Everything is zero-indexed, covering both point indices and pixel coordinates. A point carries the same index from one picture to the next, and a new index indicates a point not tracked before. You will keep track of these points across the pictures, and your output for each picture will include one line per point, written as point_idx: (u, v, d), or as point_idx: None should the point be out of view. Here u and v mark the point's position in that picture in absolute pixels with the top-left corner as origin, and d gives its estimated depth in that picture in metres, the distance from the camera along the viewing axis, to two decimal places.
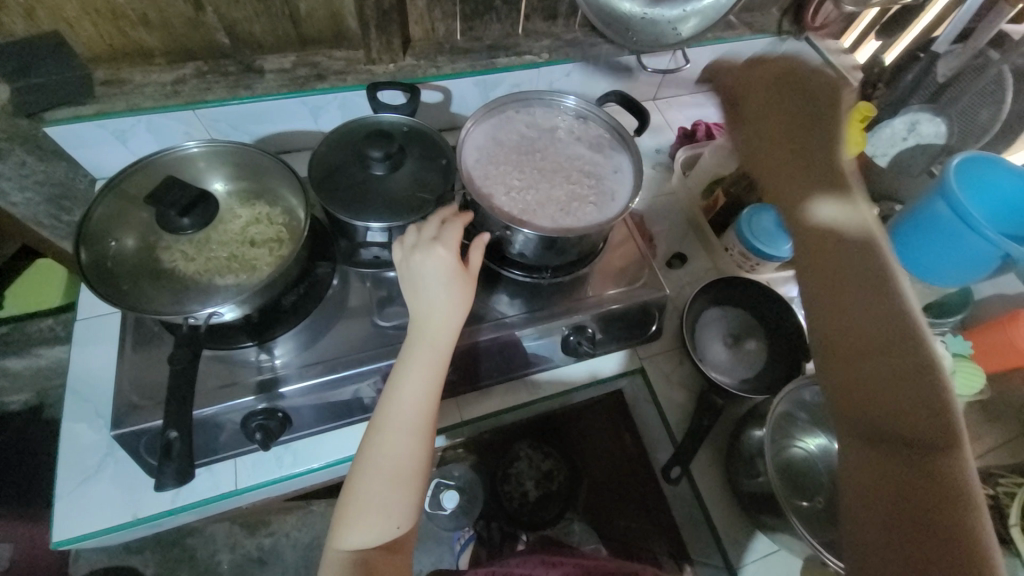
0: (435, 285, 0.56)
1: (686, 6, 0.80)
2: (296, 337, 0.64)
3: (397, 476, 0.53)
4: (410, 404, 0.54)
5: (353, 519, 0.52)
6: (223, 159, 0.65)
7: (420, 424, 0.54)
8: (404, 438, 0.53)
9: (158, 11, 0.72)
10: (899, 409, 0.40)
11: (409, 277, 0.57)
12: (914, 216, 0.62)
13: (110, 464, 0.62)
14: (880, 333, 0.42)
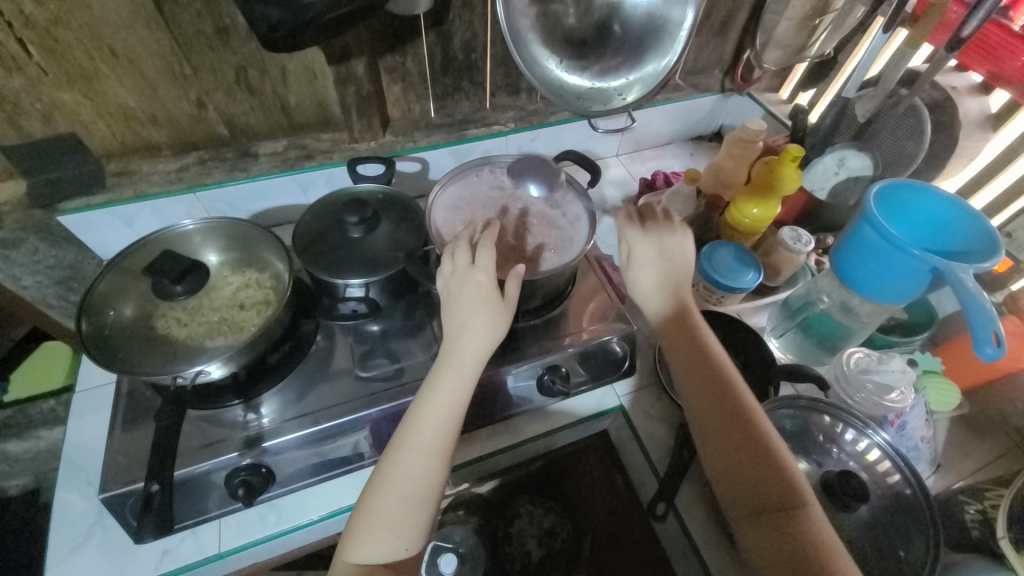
0: (469, 314, 0.60)
1: (629, 75, 0.91)
2: (282, 394, 0.67)
3: (412, 498, 0.54)
4: (434, 428, 0.56)
5: (365, 531, 0.53)
6: (216, 233, 0.71)
7: (440, 448, 0.56)
8: (423, 460, 0.55)
9: (165, 111, 0.83)
10: (764, 489, 0.54)
11: (447, 296, 0.61)
12: (852, 238, 0.68)
13: (98, 531, 0.62)
14: (736, 430, 0.57)
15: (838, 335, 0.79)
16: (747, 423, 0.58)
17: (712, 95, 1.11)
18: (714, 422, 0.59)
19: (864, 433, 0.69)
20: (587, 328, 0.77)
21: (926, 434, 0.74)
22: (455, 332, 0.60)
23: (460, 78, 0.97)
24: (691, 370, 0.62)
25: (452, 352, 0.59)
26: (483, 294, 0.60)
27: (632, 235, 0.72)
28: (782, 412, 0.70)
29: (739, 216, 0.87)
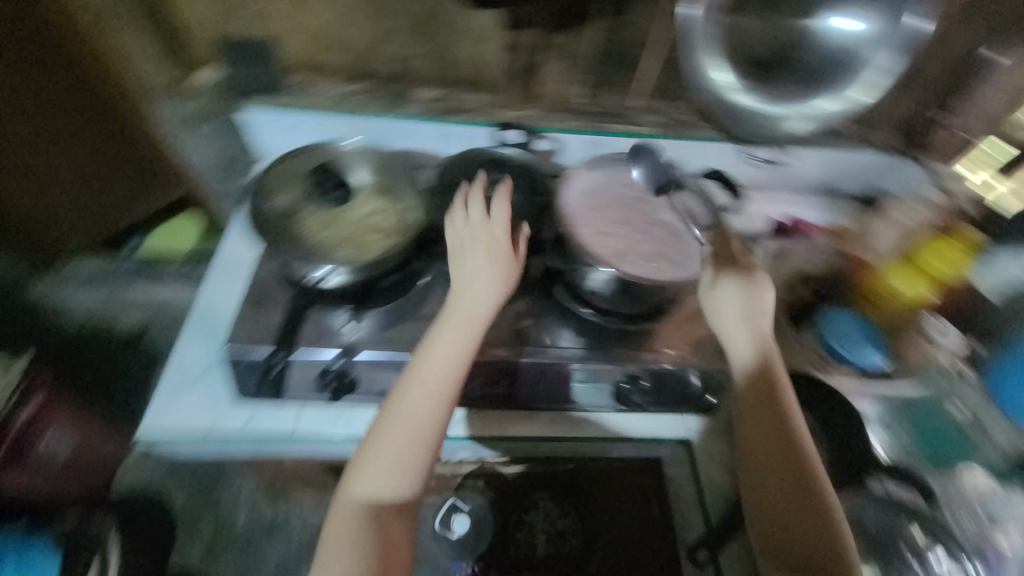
0: (480, 270, 0.64)
1: (795, 106, 0.84)
2: (379, 316, 0.72)
3: (415, 440, 0.57)
4: (435, 368, 0.59)
5: (366, 465, 0.56)
6: (369, 159, 0.78)
7: (446, 390, 0.59)
8: (422, 397, 0.58)
9: (351, 38, 0.91)
10: (809, 548, 0.57)
11: (455, 250, 0.66)
12: (1000, 365, 0.75)
13: (205, 380, 0.71)
14: (793, 494, 0.60)
15: (958, 452, 0.74)
16: (812, 505, 0.59)
17: (883, 154, 1.01)
18: (776, 494, 0.61)
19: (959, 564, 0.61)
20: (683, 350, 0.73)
21: None
22: (462, 283, 0.64)
23: (619, 71, 0.96)
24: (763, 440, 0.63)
25: (460, 304, 0.63)
26: (494, 246, 0.66)
27: (734, 300, 0.70)
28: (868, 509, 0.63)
29: (893, 294, 0.81)
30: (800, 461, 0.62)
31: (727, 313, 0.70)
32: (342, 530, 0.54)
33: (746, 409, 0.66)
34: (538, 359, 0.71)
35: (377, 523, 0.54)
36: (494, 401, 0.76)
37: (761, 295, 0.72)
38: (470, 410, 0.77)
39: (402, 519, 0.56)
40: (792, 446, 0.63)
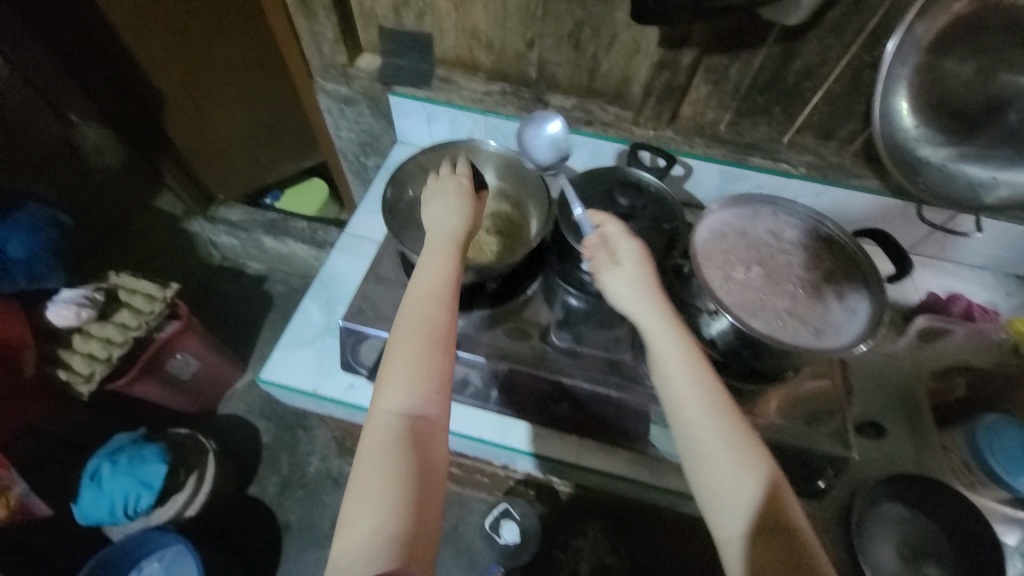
0: (446, 202, 0.68)
1: (1001, 173, 0.75)
2: (483, 318, 0.74)
3: (419, 354, 0.56)
4: (426, 287, 0.60)
5: (382, 385, 0.55)
6: (500, 164, 0.81)
7: (438, 301, 0.59)
8: (425, 309, 0.59)
9: (501, 41, 0.93)
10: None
11: (428, 200, 0.69)
12: None
13: (318, 342, 0.78)
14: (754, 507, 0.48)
15: None
16: (778, 516, 0.48)
17: None
18: (736, 512, 0.48)
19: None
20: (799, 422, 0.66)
21: None
22: (435, 220, 0.67)
23: (775, 102, 0.88)
24: (721, 444, 0.50)
25: (441, 233, 0.65)
26: (462, 185, 0.70)
27: (627, 270, 0.61)
28: None
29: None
30: (756, 465, 0.50)
31: (610, 277, 0.61)
32: (370, 450, 0.52)
33: (677, 407, 0.53)
34: (635, 399, 0.67)
35: (401, 441, 0.52)
36: (575, 428, 0.73)
37: (626, 249, 0.63)
38: (550, 430, 0.75)
39: (426, 438, 0.54)
40: (740, 445, 0.50)
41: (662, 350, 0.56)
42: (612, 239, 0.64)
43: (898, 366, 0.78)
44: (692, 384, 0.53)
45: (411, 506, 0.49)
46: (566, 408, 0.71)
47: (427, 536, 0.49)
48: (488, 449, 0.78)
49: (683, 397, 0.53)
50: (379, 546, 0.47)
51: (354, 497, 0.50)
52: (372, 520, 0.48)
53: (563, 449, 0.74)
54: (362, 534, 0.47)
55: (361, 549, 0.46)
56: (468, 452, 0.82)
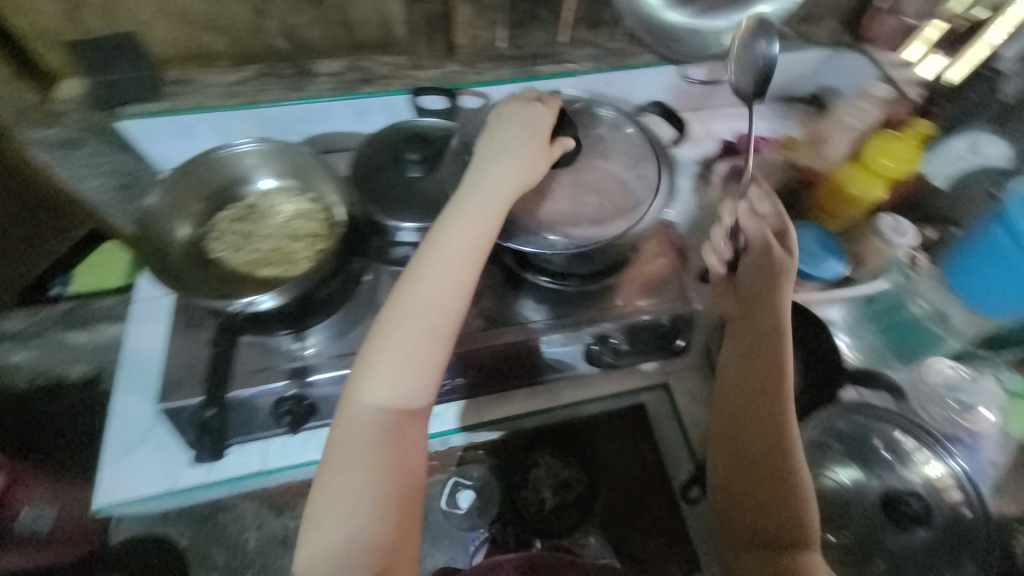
0: (509, 158, 0.60)
1: (736, 18, 0.78)
2: (329, 329, 0.67)
3: (415, 345, 0.53)
4: (439, 259, 0.55)
5: (378, 377, 0.52)
6: (271, 158, 0.69)
7: (448, 294, 0.55)
8: (435, 288, 0.54)
9: (226, 17, 0.78)
10: (750, 441, 0.59)
11: (483, 150, 0.61)
12: (973, 242, 0.69)
13: (154, 435, 0.66)
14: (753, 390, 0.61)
15: (920, 343, 0.74)
16: (772, 414, 0.59)
17: (821, 49, 0.97)
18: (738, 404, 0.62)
19: (932, 447, 0.63)
20: (648, 300, 0.72)
21: (994, 459, 0.68)
22: (480, 178, 0.59)
23: (538, 4, 0.86)
24: (773, 371, 0.61)
25: (474, 191, 0.58)
26: (533, 129, 0.62)
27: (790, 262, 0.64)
28: (836, 417, 0.66)
29: (852, 204, 0.78)
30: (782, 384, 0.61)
31: (780, 257, 0.64)
32: (348, 451, 0.51)
33: (765, 339, 0.62)
34: (507, 339, 0.69)
35: (388, 450, 0.51)
36: (467, 389, 0.74)
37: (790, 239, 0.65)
38: (444, 404, 0.73)
39: (410, 445, 0.53)
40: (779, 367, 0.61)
41: (779, 313, 0.63)
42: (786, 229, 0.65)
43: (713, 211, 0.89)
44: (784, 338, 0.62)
45: (388, 514, 0.49)
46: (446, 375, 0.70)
47: (404, 540, 0.50)
48: None
49: (771, 338, 0.62)
50: (351, 548, 0.47)
51: (325, 494, 0.49)
52: (342, 526, 0.48)
53: (463, 415, 0.74)
54: (330, 533, 0.48)
55: (333, 548, 0.47)
56: None
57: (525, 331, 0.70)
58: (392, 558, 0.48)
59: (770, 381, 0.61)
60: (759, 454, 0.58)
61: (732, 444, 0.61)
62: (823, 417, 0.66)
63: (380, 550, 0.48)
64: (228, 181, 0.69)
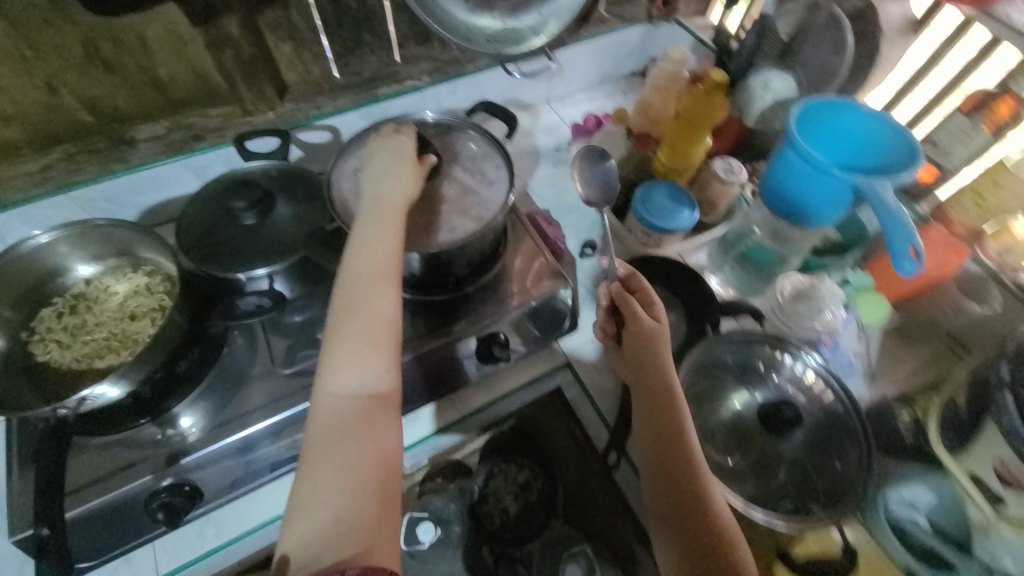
0: (395, 176, 0.60)
1: (543, 10, 0.85)
2: (200, 404, 0.61)
3: (361, 331, 0.51)
4: (371, 254, 0.55)
5: (339, 359, 0.50)
6: (87, 240, 0.62)
7: (380, 281, 0.54)
8: (372, 281, 0.54)
9: (13, 103, 0.71)
10: (677, 490, 0.58)
11: (373, 170, 0.61)
12: (776, 165, 0.66)
13: (28, 572, 0.57)
14: (666, 429, 0.60)
15: (773, 265, 0.78)
16: (692, 478, 0.57)
17: (639, 25, 1.04)
18: (659, 463, 0.59)
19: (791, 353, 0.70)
20: (527, 288, 0.73)
21: (856, 349, 0.74)
22: (376, 181, 0.60)
23: (360, 30, 0.86)
24: (683, 432, 0.59)
25: (381, 198, 0.58)
26: (402, 152, 0.62)
27: (663, 327, 0.64)
28: (713, 349, 0.70)
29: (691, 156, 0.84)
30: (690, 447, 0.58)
31: (646, 319, 0.63)
32: (323, 439, 0.48)
33: (667, 401, 0.60)
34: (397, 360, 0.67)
35: (358, 434, 0.48)
36: None
37: (655, 302, 0.66)
38: None
39: (381, 429, 0.49)
40: (682, 432, 0.59)
41: (669, 377, 0.61)
42: (641, 294, 0.67)
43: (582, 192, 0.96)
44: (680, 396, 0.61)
45: (367, 491, 0.46)
46: None
47: (386, 524, 0.46)
48: None
49: (670, 400, 0.60)
50: (334, 533, 0.44)
51: (307, 481, 0.46)
52: (325, 506, 0.45)
53: None
54: (312, 519, 0.44)
55: (319, 533, 0.44)
56: None
57: (407, 347, 0.68)
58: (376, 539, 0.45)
59: (681, 446, 0.59)
60: (695, 526, 0.56)
61: (674, 530, 0.57)
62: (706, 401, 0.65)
63: (364, 527, 0.44)
64: (38, 277, 0.61)
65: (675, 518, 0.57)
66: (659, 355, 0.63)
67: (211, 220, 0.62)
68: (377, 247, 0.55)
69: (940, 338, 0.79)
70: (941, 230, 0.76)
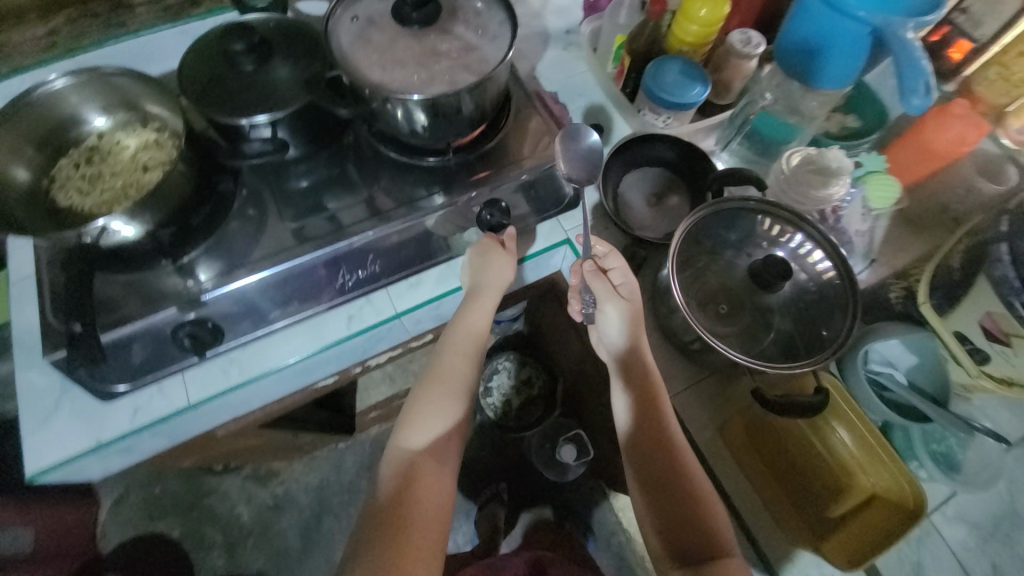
0: (481, 270, 0.70)
1: None
2: (211, 257, 0.64)
3: (443, 445, 0.69)
4: (453, 386, 0.71)
5: (416, 418, 0.69)
6: (96, 89, 0.64)
7: (449, 401, 0.70)
8: (446, 408, 0.70)
9: None
10: (650, 446, 0.64)
11: (473, 259, 0.70)
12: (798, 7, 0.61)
13: (68, 400, 0.65)
14: (636, 391, 0.65)
15: (779, 140, 0.76)
16: (662, 442, 0.64)
17: None
18: (638, 440, 0.65)
19: (795, 221, 0.68)
20: (530, 158, 0.72)
21: (859, 229, 0.74)
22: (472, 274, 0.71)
23: None
24: (649, 414, 0.64)
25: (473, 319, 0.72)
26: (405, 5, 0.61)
27: (629, 304, 0.66)
28: (718, 216, 0.69)
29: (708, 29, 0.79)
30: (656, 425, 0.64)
31: (612, 305, 0.66)
32: (423, 397, 0.71)
33: (633, 388, 0.65)
34: (397, 221, 0.68)
35: (443, 401, 0.70)
36: (369, 282, 0.70)
37: (625, 283, 0.68)
38: (351, 303, 0.70)
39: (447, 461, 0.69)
40: (644, 415, 0.64)
41: (634, 362, 0.65)
42: (616, 272, 0.68)
43: (592, 76, 0.92)
44: (651, 382, 0.65)
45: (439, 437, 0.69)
46: (347, 274, 0.68)
47: (435, 465, 0.67)
48: (321, 360, 0.73)
49: (637, 386, 0.65)
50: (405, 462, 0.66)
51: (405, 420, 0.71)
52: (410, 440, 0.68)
53: (378, 308, 0.72)
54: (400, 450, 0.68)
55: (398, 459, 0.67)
56: (314, 381, 0.77)
57: (404, 212, 0.68)
58: (427, 473, 0.66)
59: (654, 406, 0.64)
60: (667, 483, 0.63)
61: (647, 476, 0.64)
62: (694, 221, 0.66)
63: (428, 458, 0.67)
64: (52, 124, 0.64)
65: (654, 479, 0.63)
66: (631, 332, 0.66)
67: (210, 66, 0.61)
68: (440, 422, 0.70)
69: (948, 223, 0.77)
70: (965, 103, 0.74)
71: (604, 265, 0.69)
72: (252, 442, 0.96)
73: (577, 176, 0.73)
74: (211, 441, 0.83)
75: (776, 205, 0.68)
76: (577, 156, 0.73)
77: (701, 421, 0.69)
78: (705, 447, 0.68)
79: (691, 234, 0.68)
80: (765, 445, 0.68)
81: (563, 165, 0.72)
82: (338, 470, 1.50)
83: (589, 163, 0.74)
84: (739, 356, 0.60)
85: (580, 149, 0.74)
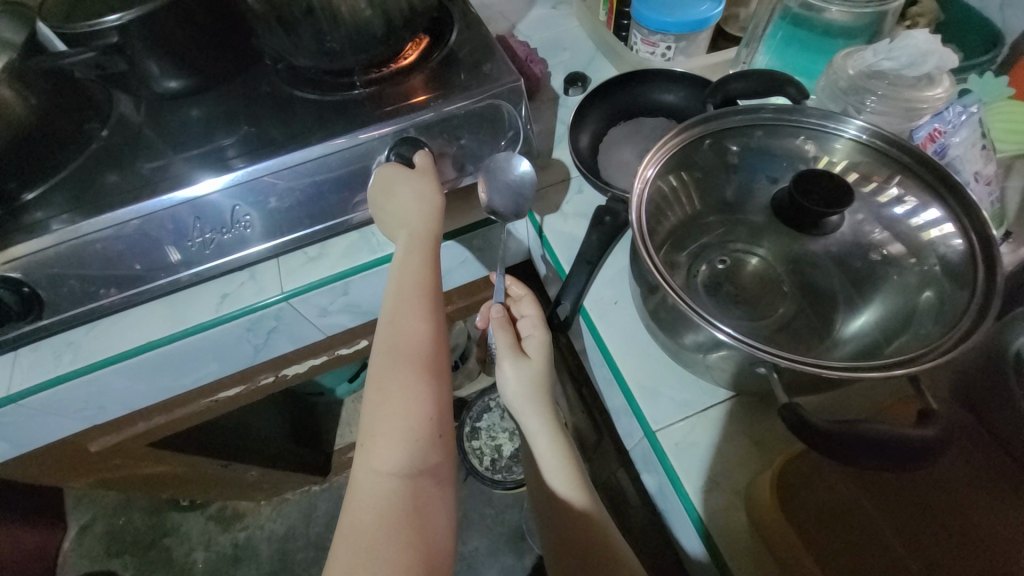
0: (411, 213, 0.47)
1: None
2: (43, 200, 0.50)
3: (428, 488, 0.36)
4: (419, 377, 0.39)
5: (383, 440, 0.37)
6: None
7: (423, 398, 0.39)
8: (419, 418, 0.38)
9: None
10: (558, 533, 0.46)
11: (389, 212, 0.49)
12: None
13: None
14: (543, 454, 0.48)
15: (817, 56, 0.59)
16: (566, 526, 0.46)
17: None
18: (547, 522, 0.48)
19: (836, 137, 0.44)
20: (466, 83, 0.53)
21: (980, 172, 0.46)
22: (402, 225, 0.48)
23: None
24: (549, 481, 0.47)
25: (411, 277, 0.44)
26: None
27: (532, 364, 0.50)
28: (725, 141, 0.45)
29: None
30: (555, 491, 0.47)
31: (509, 364, 0.49)
32: (386, 390, 0.39)
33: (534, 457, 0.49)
34: (273, 161, 0.49)
35: (423, 383, 0.39)
36: (248, 244, 0.53)
37: (531, 335, 0.51)
38: (228, 271, 0.55)
39: (437, 518, 0.36)
40: (544, 492, 0.48)
41: (532, 429, 0.49)
42: (525, 321, 0.52)
43: (581, 28, 0.75)
44: (556, 448, 0.48)
45: (426, 455, 0.37)
46: (207, 231, 0.51)
47: (434, 504, 0.36)
48: (187, 353, 0.56)
49: (540, 456, 0.49)
50: (387, 511, 0.34)
51: (368, 427, 0.38)
52: (390, 456, 0.36)
53: (264, 286, 0.56)
54: (369, 487, 0.35)
55: (372, 509, 0.34)
56: (191, 375, 0.61)
57: (283, 146, 0.50)
58: (429, 513, 0.35)
59: (565, 472, 0.47)
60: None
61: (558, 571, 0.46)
62: (671, 149, 0.42)
63: (424, 486, 0.36)
64: None
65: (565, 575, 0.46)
66: (534, 387, 0.49)
67: None
68: (410, 446, 0.37)
69: None
70: None
71: (517, 311, 0.54)
72: (160, 472, 0.78)
73: (502, 208, 0.56)
74: (89, 460, 0.67)
75: (802, 108, 0.44)
76: (504, 185, 0.55)
77: (715, 473, 0.41)
78: (708, 525, 0.40)
79: (685, 177, 0.45)
80: (859, 532, 0.40)
81: (483, 194, 0.55)
82: (307, 520, 1.29)
83: (517, 193, 0.54)
84: (756, 345, 0.33)
85: (507, 176, 0.54)
